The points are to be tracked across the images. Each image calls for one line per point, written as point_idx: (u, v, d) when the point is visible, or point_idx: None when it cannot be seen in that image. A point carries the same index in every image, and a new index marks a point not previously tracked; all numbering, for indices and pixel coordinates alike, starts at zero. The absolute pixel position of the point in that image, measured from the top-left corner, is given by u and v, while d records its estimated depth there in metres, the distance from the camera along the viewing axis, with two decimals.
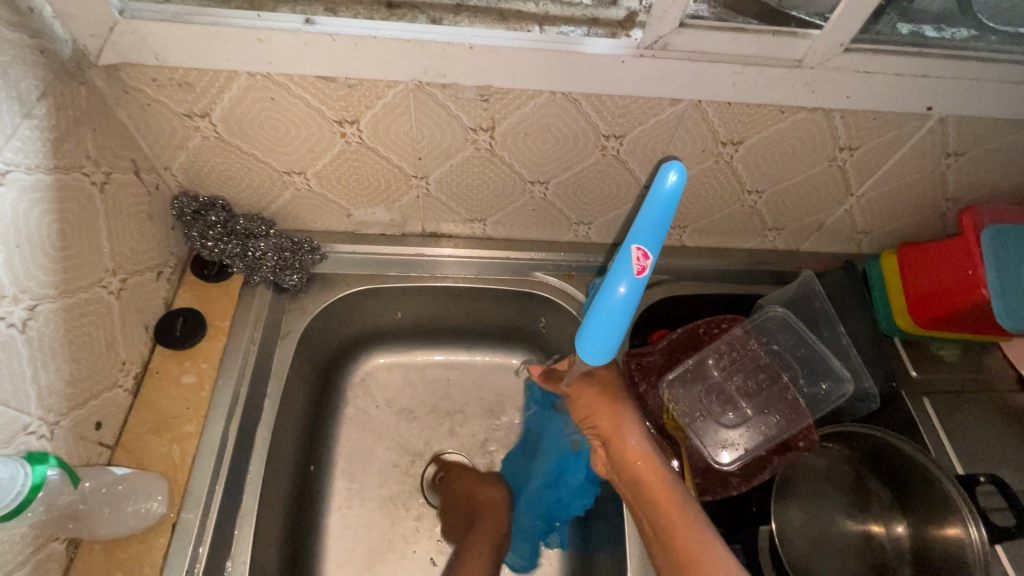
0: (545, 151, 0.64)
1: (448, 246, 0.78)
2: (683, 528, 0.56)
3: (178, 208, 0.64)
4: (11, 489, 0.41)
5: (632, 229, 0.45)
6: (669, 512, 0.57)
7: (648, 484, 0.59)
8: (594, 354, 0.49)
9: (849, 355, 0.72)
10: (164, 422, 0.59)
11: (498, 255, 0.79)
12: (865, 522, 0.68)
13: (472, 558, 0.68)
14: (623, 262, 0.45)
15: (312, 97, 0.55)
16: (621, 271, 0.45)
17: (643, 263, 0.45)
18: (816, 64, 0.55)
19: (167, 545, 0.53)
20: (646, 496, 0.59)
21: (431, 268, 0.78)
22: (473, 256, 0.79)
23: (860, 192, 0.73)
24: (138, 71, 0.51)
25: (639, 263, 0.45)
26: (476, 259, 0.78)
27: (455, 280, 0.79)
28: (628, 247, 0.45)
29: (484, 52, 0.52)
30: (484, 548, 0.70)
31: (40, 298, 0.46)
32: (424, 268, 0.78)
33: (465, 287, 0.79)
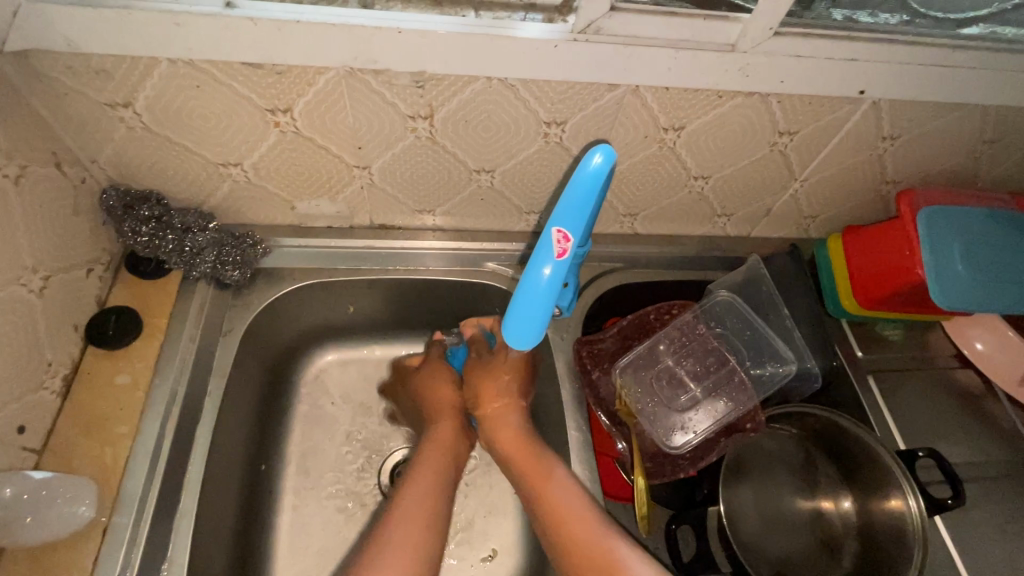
0: (488, 139, 0.63)
1: (398, 238, 0.77)
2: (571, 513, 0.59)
3: (107, 202, 0.62)
4: None
5: (555, 211, 0.45)
6: (565, 486, 0.62)
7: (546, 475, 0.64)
8: (522, 337, 0.51)
9: (793, 337, 0.74)
10: (95, 424, 0.57)
11: (449, 247, 0.78)
12: (814, 499, 0.69)
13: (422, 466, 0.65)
14: (546, 244, 0.46)
15: (241, 85, 0.54)
16: (544, 253, 0.46)
17: (564, 245, 0.45)
18: (749, 48, 0.56)
19: (97, 549, 0.51)
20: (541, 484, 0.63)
21: (381, 260, 0.77)
22: (425, 247, 0.78)
23: (803, 177, 0.74)
24: (51, 58, 0.49)
25: (560, 246, 0.45)
26: (427, 250, 0.78)
27: (406, 273, 0.78)
28: (551, 230, 0.46)
29: (414, 37, 0.51)
30: (436, 465, 0.65)
31: None
32: (374, 260, 0.77)
33: (417, 280, 0.78)
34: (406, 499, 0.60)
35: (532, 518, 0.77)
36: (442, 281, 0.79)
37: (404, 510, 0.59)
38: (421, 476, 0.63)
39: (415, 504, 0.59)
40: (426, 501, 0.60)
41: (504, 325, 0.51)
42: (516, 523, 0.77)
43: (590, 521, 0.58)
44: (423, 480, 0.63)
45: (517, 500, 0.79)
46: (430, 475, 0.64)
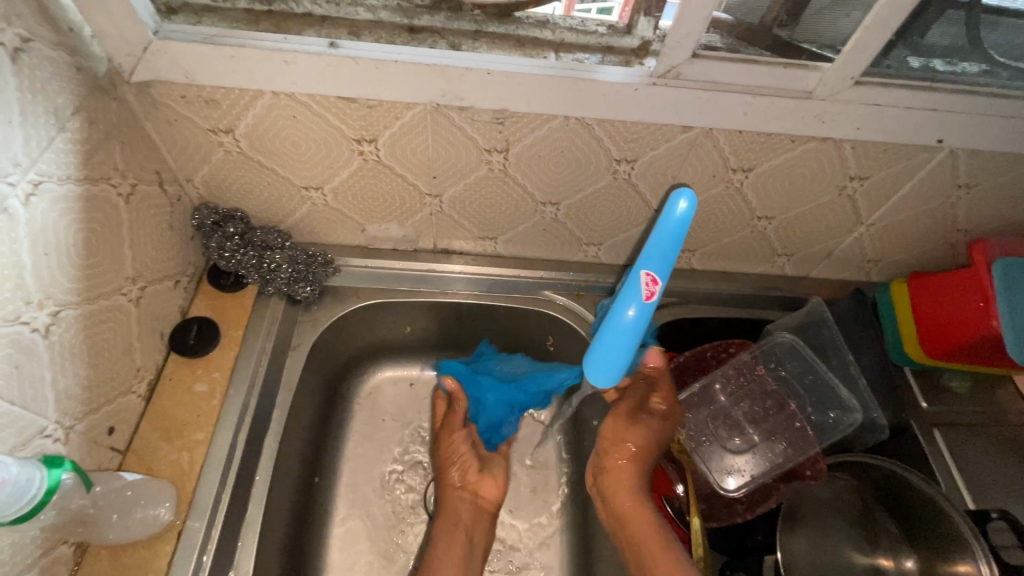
0: (557, 173, 0.65)
1: (458, 263, 0.79)
2: (648, 536, 0.64)
3: (199, 218, 0.66)
4: (27, 491, 0.42)
5: (642, 254, 0.48)
6: (639, 519, 0.66)
7: (630, 513, 0.67)
8: (603, 376, 0.54)
9: (857, 385, 0.72)
10: (174, 430, 0.60)
11: (506, 273, 0.80)
12: (872, 555, 0.64)
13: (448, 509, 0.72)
14: (633, 286, 0.49)
15: (333, 117, 0.57)
16: (631, 296, 0.49)
17: (652, 288, 0.48)
18: (827, 96, 0.56)
19: (171, 552, 0.53)
20: (625, 509, 0.67)
21: (440, 283, 0.79)
22: (482, 273, 0.80)
23: (870, 221, 0.74)
24: (168, 87, 0.53)
25: (649, 289, 0.48)
26: (486, 277, 0.79)
27: (463, 297, 0.80)
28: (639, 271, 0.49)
29: (501, 78, 0.53)
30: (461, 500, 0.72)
31: (63, 305, 0.48)
32: (433, 283, 0.79)
33: (472, 305, 0.80)
34: (441, 538, 0.69)
35: (578, 551, 0.76)
36: (498, 306, 0.80)
37: (444, 553, 0.67)
38: (456, 517, 0.71)
39: (450, 545, 0.68)
40: (456, 535, 0.69)
41: (587, 358, 0.54)
42: (560, 555, 0.77)
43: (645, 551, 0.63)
44: (447, 522, 0.70)
45: (563, 531, 0.78)
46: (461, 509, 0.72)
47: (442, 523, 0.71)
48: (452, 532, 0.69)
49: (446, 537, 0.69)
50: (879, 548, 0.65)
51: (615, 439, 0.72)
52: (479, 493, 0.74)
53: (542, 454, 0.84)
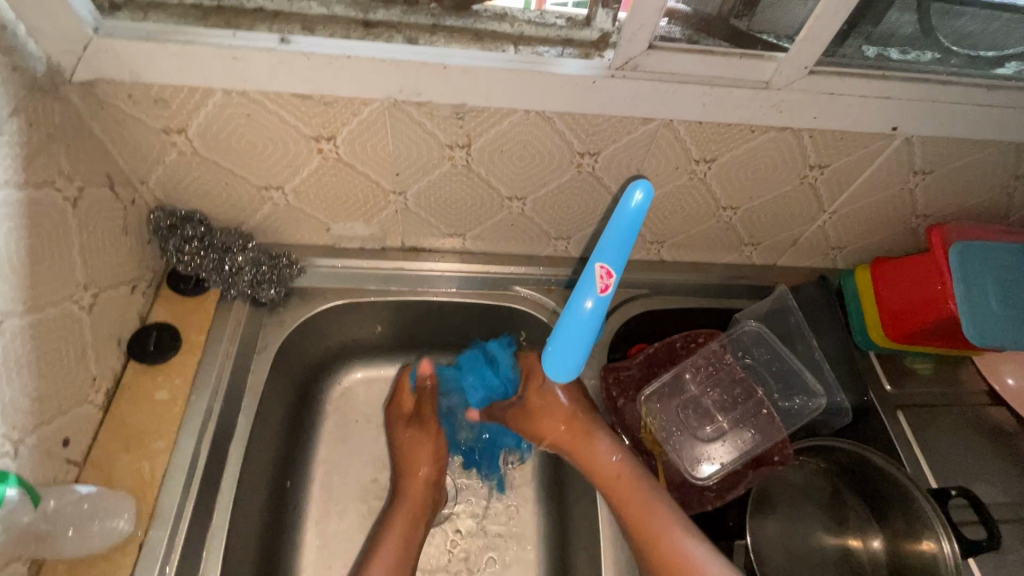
0: (522, 168, 0.65)
1: (429, 260, 0.78)
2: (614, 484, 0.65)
3: (155, 222, 0.65)
4: None
5: (597, 248, 0.49)
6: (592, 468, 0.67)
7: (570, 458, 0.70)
8: (561, 370, 0.54)
9: (823, 371, 0.73)
10: (135, 439, 0.58)
11: (477, 269, 0.79)
12: (842, 536, 0.67)
13: (396, 521, 0.70)
14: (588, 278, 0.50)
15: (289, 114, 0.56)
16: (587, 288, 0.50)
17: (607, 281, 0.49)
18: (783, 85, 0.57)
19: (133, 563, 0.52)
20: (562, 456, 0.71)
21: (411, 282, 0.79)
22: (461, 270, 0.79)
23: (832, 209, 0.75)
24: (113, 87, 0.52)
25: (603, 281, 0.49)
26: (458, 273, 0.79)
27: (435, 295, 0.80)
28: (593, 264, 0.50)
29: (458, 72, 0.53)
30: (406, 512, 0.71)
31: (6, 315, 0.46)
32: (404, 282, 0.78)
33: (444, 302, 0.80)
34: (389, 528, 0.69)
35: (554, 543, 0.77)
36: (469, 303, 0.80)
37: (383, 547, 0.67)
38: (404, 524, 0.69)
39: (388, 553, 0.66)
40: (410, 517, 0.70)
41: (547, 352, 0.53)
42: (537, 548, 0.77)
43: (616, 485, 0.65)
44: (405, 511, 0.71)
45: (539, 524, 0.79)
46: (406, 522, 0.70)
47: (391, 530, 0.69)
48: (401, 534, 0.68)
49: (397, 541, 0.68)
50: (848, 529, 0.67)
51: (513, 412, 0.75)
52: (417, 491, 0.73)
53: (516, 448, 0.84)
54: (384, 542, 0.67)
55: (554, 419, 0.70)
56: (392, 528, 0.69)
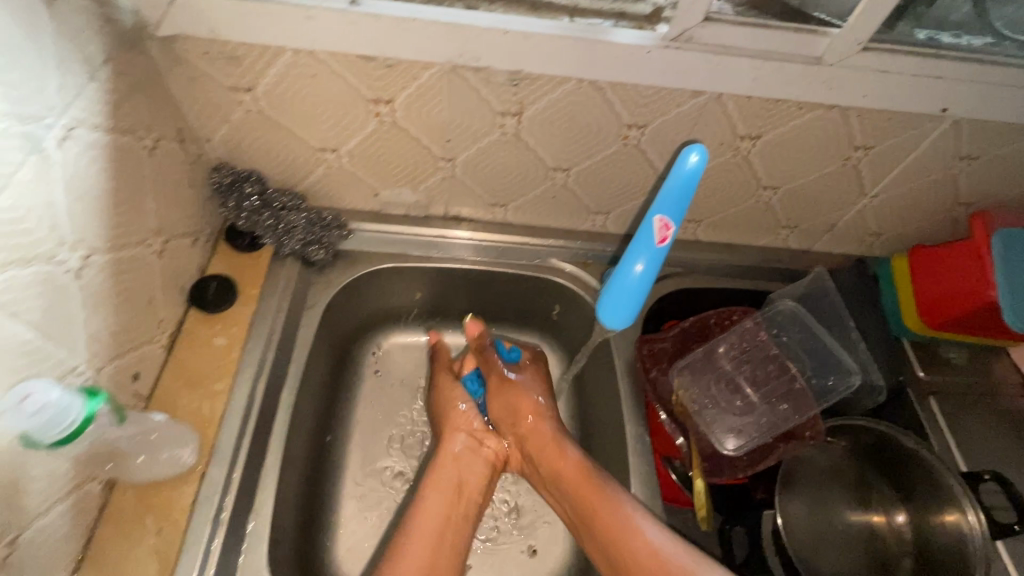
0: (570, 138, 0.66)
1: (460, 229, 0.81)
2: (585, 484, 0.66)
3: (217, 179, 0.68)
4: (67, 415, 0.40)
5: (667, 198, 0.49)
6: (566, 468, 0.69)
7: (545, 455, 0.72)
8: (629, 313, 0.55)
9: (857, 350, 0.73)
10: (195, 380, 0.62)
11: (508, 240, 0.82)
12: (866, 515, 0.69)
13: (438, 481, 0.69)
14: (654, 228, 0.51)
15: (352, 76, 0.58)
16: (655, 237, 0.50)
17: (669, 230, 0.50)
18: (835, 62, 0.57)
19: (194, 493, 0.56)
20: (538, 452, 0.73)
21: (442, 250, 0.81)
22: (485, 240, 0.81)
23: (873, 193, 0.75)
24: (192, 43, 0.55)
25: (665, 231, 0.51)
26: (485, 243, 0.81)
27: (464, 263, 0.81)
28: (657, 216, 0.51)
29: (518, 38, 0.55)
30: (449, 476, 0.70)
31: (93, 250, 0.49)
32: (435, 249, 0.81)
33: (475, 271, 0.82)
34: (430, 490, 0.68)
35: None
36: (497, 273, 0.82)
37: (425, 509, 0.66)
38: (446, 477, 0.69)
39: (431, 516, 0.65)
40: (447, 501, 0.67)
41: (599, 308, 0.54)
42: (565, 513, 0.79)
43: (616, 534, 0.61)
44: (445, 469, 0.70)
45: None
46: (448, 483, 0.69)
47: (432, 489, 0.68)
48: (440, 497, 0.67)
49: (443, 498, 0.67)
50: (872, 507, 0.69)
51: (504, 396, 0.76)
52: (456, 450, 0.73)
53: None
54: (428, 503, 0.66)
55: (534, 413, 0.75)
56: (432, 487, 0.68)
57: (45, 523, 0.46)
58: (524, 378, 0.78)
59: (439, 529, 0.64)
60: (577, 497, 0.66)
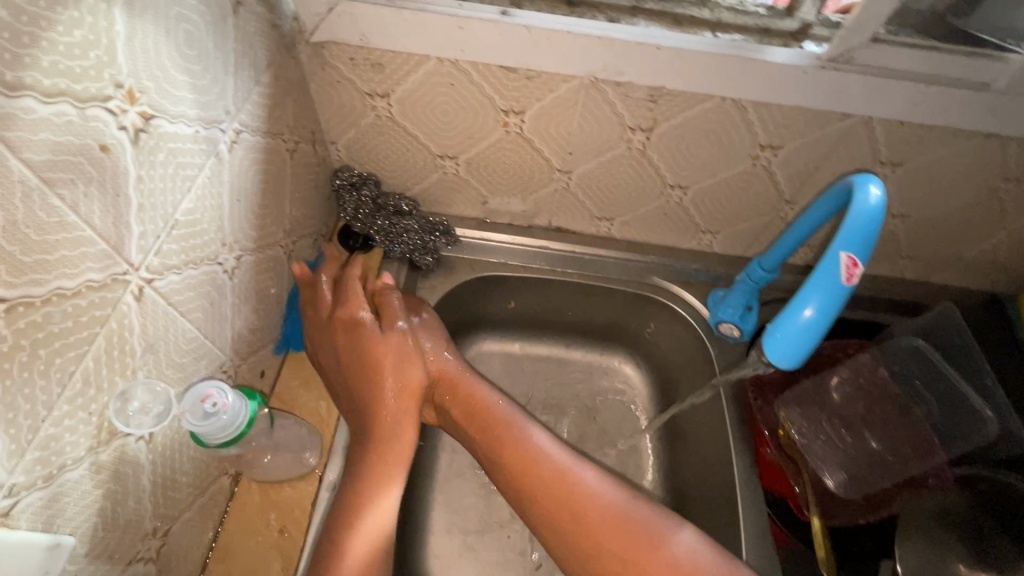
0: (696, 156, 0.64)
1: (502, 232, 0.79)
2: (598, 526, 0.55)
3: (339, 180, 0.69)
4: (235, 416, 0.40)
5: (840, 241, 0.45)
6: (530, 466, 0.58)
7: (508, 456, 0.59)
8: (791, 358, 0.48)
9: (993, 394, 0.68)
10: (312, 379, 0.63)
11: (538, 243, 0.79)
12: (983, 573, 0.60)
13: (367, 472, 0.54)
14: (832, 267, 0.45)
15: (488, 86, 0.58)
16: (827, 281, 0.45)
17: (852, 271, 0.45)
18: (1008, 89, 0.53)
19: (315, 493, 0.56)
20: (490, 435, 0.60)
21: (481, 251, 0.79)
22: (519, 244, 0.79)
23: (1013, 228, 0.70)
24: (340, 49, 0.55)
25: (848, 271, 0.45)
26: (523, 247, 0.79)
27: (503, 265, 0.79)
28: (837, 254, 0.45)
29: (668, 54, 0.53)
30: (396, 471, 0.55)
31: (244, 250, 0.50)
32: (472, 250, 0.79)
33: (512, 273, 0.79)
34: (368, 488, 0.53)
35: None
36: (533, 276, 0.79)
37: (370, 516, 0.52)
38: (398, 461, 0.56)
39: (375, 522, 0.52)
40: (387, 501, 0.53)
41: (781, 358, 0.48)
42: None
43: (594, 519, 0.55)
44: (381, 452, 0.55)
45: None
46: (395, 487, 0.54)
47: (366, 475, 0.54)
48: (392, 504, 0.53)
49: (382, 487, 0.53)
50: (990, 565, 0.60)
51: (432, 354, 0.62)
52: (409, 433, 0.58)
53: (634, 439, 0.84)
54: (377, 503, 0.53)
55: (455, 379, 0.63)
56: (374, 493, 0.53)
57: (188, 516, 0.47)
58: (443, 344, 0.64)
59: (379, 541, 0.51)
60: (580, 541, 0.55)
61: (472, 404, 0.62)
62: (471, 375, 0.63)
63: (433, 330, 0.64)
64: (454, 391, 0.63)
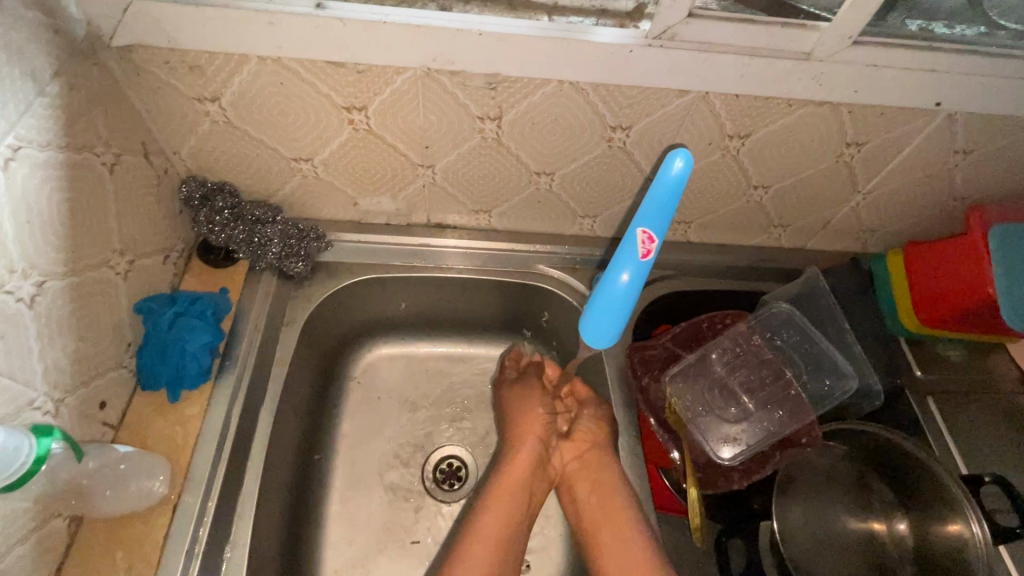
0: (552, 141, 0.64)
1: (450, 237, 0.78)
2: (610, 533, 0.63)
3: (187, 192, 0.65)
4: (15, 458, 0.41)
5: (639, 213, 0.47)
6: (593, 466, 0.68)
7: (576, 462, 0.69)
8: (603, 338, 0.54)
9: (852, 351, 0.73)
10: (167, 404, 0.60)
11: (499, 247, 0.79)
12: (866, 521, 0.65)
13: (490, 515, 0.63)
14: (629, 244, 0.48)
15: (321, 83, 0.56)
16: (627, 258, 0.49)
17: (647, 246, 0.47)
18: (825, 57, 0.55)
19: (167, 524, 0.53)
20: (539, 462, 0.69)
21: (433, 259, 0.78)
22: (475, 247, 0.79)
23: (866, 190, 0.73)
24: (151, 53, 0.52)
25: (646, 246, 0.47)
26: (471, 250, 0.79)
27: (457, 272, 0.79)
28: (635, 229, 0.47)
29: (493, 40, 0.52)
30: (508, 495, 0.65)
31: (49, 275, 0.47)
32: (426, 258, 0.78)
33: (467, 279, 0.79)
34: (490, 501, 0.64)
35: None
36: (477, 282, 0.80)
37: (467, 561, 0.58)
38: (524, 465, 0.68)
39: (481, 552, 0.59)
40: (508, 514, 0.63)
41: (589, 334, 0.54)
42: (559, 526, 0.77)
43: (603, 510, 0.65)
44: (501, 498, 0.64)
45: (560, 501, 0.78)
46: (506, 509, 0.63)
47: (489, 505, 0.64)
48: (501, 509, 0.63)
49: (489, 551, 0.59)
50: (872, 512, 0.66)
51: (523, 400, 0.75)
52: (524, 463, 0.68)
53: None
54: (473, 553, 0.59)
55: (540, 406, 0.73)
56: (492, 503, 0.64)
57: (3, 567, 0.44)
58: (536, 397, 0.74)
59: (498, 542, 0.60)
60: (617, 542, 0.62)
61: (529, 430, 0.71)
62: (532, 404, 0.74)
63: (533, 387, 0.76)
64: (533, 423, 0.72)
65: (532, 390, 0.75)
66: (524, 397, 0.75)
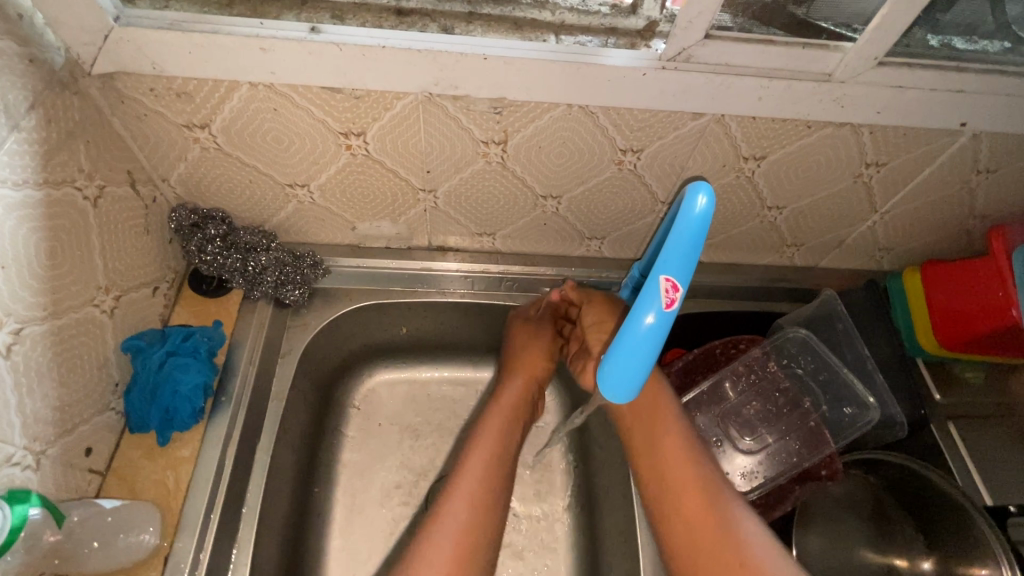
0: (560, 164, 0.61)
1: (452, 260, 0.75)
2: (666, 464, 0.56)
3: (176, 220, 0.62)
4: None
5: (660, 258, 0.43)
6: (645, 408, 0.60)
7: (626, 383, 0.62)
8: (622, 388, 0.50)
9: (874, 380, 0.69)
10: (158, 446, 0.57)
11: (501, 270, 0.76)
12: (886, 555, 0.62)
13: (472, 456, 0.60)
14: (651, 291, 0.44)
15: (316, 109, 0.53)
16: (649, 301, 0.44)
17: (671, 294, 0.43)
18: (847, 78, 0.52)
19: None
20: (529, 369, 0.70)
21: (434, 282, 0.75)
22: (477, 270, 0.76)
23: (883, 210, 0.71)
24: (135, 80, 0.49)
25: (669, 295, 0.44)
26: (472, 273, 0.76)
27: (457, 297, 0.76)
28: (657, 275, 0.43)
29: (498, 64, 0.49)
30: (496, 421, 0.64)
31: (26, 321, 0.44)
32: (427, 282, 0.75)
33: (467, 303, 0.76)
34: (473, 444, 0.61)
35: (586, 554, 0.74)
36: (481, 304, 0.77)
37: (454, 496, 0.55)
38: (508, 408, 0.66)
39: (464, 495, 0.56)
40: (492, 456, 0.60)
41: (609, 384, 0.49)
42: (569, 559, 0.74)
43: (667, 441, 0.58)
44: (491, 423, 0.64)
45: (569, 532, 0.76)
46: (490, 447, 0.60)
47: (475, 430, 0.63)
48: (486, 453, 0.60)
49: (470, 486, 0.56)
50: (893, 546, 0.62)
51: (522, 349, 0.72)
52: (512, 396, 0.68)
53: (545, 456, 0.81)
54: (452, 501, 0.55)
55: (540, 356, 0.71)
56: (476, 446, 0.60)
57: None
58: (539, 342, 0.72)
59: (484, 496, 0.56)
60: (663, 486, 0.56)
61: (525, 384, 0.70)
62: (534, 344, 0.72)
63: (540, 332, 0.73)
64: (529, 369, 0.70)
65: (541, 326, 0.73)
66: (527, 342, 0.72)
